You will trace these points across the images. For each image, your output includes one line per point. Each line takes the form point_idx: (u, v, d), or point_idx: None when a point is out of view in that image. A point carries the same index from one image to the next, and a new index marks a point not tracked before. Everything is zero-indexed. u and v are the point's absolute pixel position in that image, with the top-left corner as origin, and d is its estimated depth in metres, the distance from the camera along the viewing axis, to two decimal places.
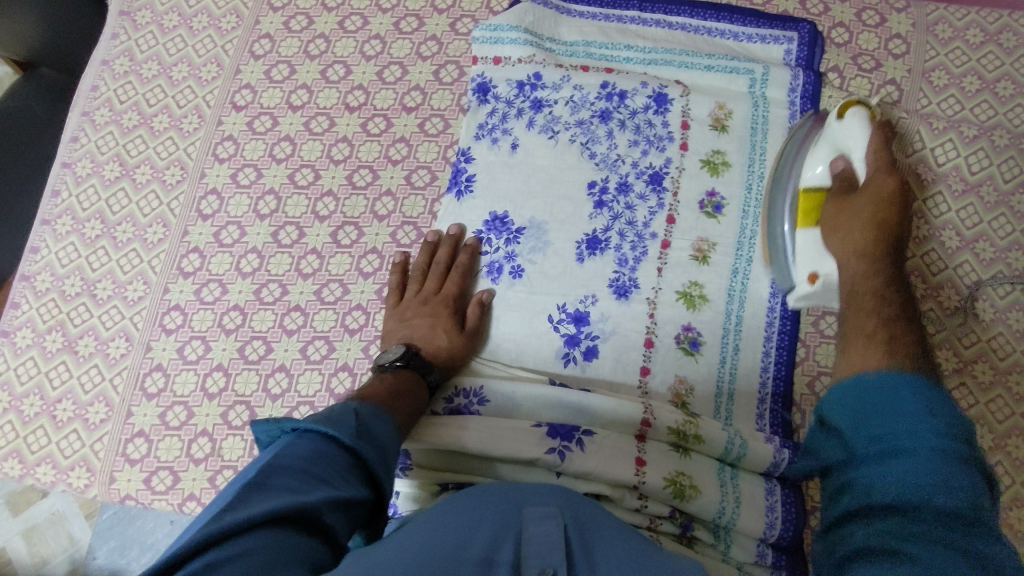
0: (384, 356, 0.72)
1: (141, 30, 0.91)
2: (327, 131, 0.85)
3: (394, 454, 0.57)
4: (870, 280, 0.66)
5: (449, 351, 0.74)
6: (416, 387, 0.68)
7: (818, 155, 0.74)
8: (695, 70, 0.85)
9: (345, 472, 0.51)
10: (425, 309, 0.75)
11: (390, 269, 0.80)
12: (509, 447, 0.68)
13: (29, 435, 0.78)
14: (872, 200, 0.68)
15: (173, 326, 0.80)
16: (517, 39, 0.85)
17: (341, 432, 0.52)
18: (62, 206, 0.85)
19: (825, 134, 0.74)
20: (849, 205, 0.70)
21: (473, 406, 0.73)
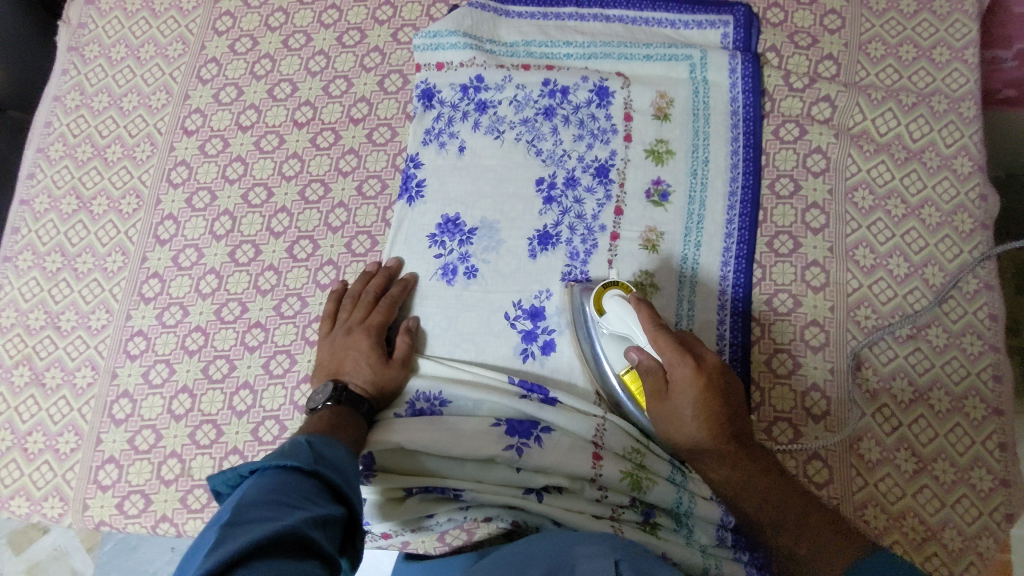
0: (314, 396, 0.72)
1: (90, 64, 0.92)
2: (278, 149, 0.87)
3: (352, 473, 0.60)
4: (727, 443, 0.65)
5: (374, 383, 0.74)
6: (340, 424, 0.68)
7: (612, 351, 0.71)
8: (635, 60, 0.86)
9: (314, 493, 0.53)
10: (351, 340, 0.76)
11: (328, 297, 0.81)
12: (469, 445, 0.70)
13: (2, 469, 0.79)
14: (688, 404, 0.64)
15: (137, 352, 0.81)
16: (457, 43, 0.86)
17: (299, 460, 0.56)
18: (23, 242, 0.86)
19: (602, 330, 0.71)
20: (670, 411, 0.65)
21: (436, 407, 0.75)
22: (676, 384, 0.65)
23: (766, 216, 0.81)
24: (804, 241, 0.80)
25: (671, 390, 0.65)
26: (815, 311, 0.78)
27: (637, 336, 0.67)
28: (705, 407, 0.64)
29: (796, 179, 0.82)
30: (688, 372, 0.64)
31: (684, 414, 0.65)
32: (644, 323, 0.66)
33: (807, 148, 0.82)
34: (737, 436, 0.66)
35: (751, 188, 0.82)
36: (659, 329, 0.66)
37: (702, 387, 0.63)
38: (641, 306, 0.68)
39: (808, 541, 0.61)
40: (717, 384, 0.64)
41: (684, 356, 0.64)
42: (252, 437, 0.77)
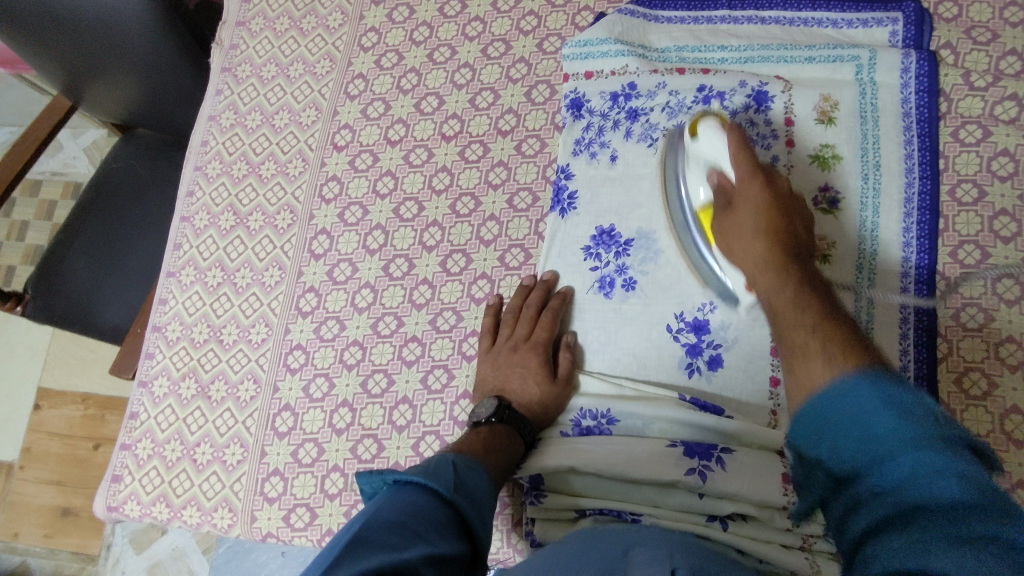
0: (478, 411, 0.71)
1: (243, 83, 0.95)
2: (427, 162, 0.87)
3: (487, 507, 0.59)
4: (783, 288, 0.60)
5: (539, 403, 0.72)
6: (507, 448, 0.68)
7: (694, 176, 0.73)
8: (795, 62, 0.82)
9: (442, 523, 0.53)
10: (518, 355, 0.74)
11: (484, 311, 0.80)
12: (648, 469, 0.67)
13: (174, 479, 0.80)
14: (748, 216, 0.66)
15: (297, 365, 0.82)
16: (609, 51, 0.85)
17: (439, 483, 0.56)
18: (185, 257, 0.89)
19: (692, 155, 0.73)
20: (735, 228, 0.67)
21: (603, 426, 0.72)
22: (745, 204, 0.67)
23: (948, 225, 0.75)
24: (993, 251, 0.73)
25: (743, 201, 0.67)
26: (1010, 327, 0.71)
27: (723, 159, 0.69)
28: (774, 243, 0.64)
29: (981, 184, 0.76)
30: (748, 167, 0.66)
31: (745, 228, 0.66)
32: (732, 141, 0.67)
33: (992, 150, 0.76)
34: (786, 210, 0.66)
35: (929, 193, 0.76)
36: (742, 148, 0.67)
37: (771, 207, 0.65)
38: (733, 128, 0.68)
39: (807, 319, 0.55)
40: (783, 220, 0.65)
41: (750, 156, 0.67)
42: (412, 453, 0.76)
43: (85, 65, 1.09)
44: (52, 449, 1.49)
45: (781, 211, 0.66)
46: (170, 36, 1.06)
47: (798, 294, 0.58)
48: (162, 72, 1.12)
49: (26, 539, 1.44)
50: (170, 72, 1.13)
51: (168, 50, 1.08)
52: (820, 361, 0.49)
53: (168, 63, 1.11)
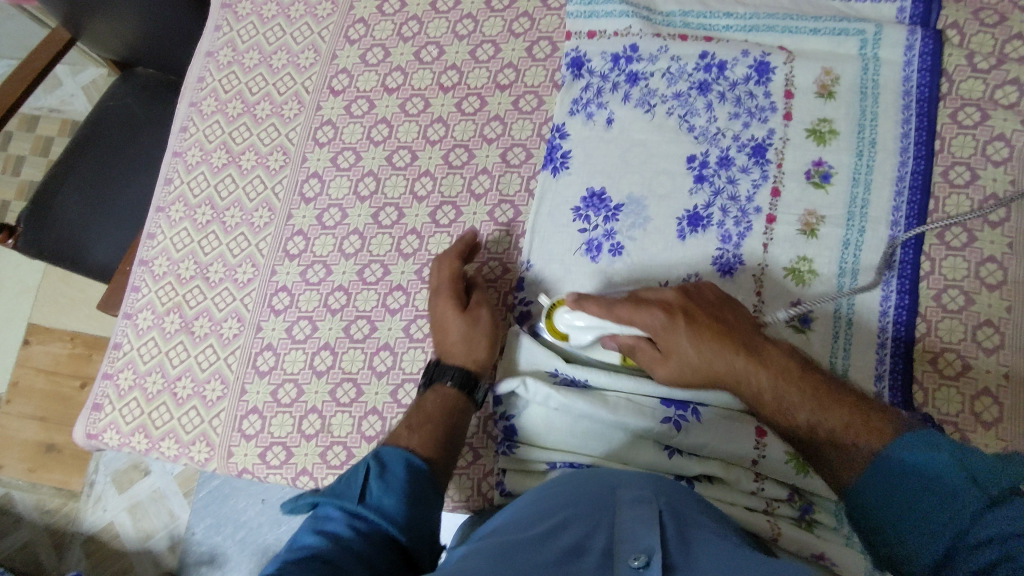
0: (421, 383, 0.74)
1: (243, 21, 0.94)
2: (423, 112, 0.86)
3: (416, 502, 0.59)
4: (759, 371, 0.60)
5: (466, 341, 0.72)
6: (454, 405, 0.69)
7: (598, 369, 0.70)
8: (800, 34, 0.81)
9: (354, 540, 0.54)
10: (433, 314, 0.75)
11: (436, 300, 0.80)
12: (624, 416, 0.68)
13: (153, 411, 0.81)
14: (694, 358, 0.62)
15: (281, 307, 0.82)
16: (614, 10, 0.84)
17: (347, 498, 0.57)
18: (175, 194, 0.89)
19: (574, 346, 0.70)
20: (674, 355, 0.63)
21: (577, 381, 0.71)
22: (675, 350, 0.63)
23: (938, 206, 0.75)
24: (980, 235, 0.74)
25: (651, 323, 0.64)
26: (990, 311, 0.71)
27: (610, 328, 0.66)
28: (700, 338, 0.62)
29: (974, 167, 0.76)
30: (628, 307, 0.65)
31: (692, 354, 0.62)
32: (612, 315, 0.65)
33: (989, 134, 0.76)
34: (695, 299, 0.65)
35: (922, 172, 0.76)
36: (637, 306, 0.64)
37: (690, 328, 0.62)
38: (581, 300, 0.66)
39: (812, 406, 0.58)
40: (696, 306, 0.64)
41: (647, 308, 0.64)
42: (390, 399, 0.77)
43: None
44: (38, 385, 1.50)
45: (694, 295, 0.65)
46: None
47: (752, 360, 0.60)
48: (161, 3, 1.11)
49: (10, 471, 1.45)
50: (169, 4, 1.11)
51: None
52: (821, 427, 0.57)
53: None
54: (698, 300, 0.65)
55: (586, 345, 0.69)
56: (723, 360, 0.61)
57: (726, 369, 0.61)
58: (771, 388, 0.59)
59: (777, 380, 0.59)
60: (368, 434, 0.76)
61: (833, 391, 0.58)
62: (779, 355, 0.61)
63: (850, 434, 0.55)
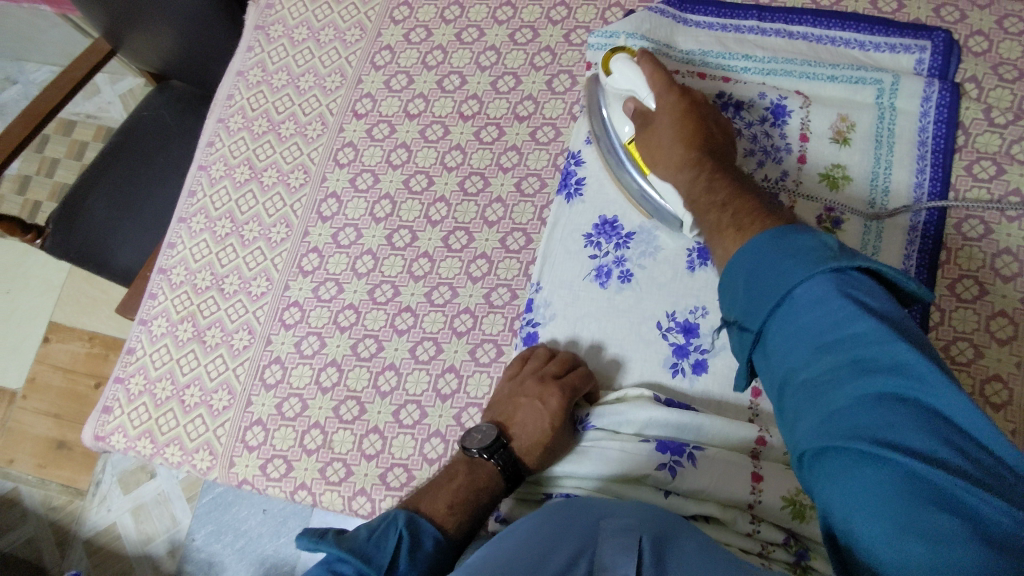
0: (472, 437, 0.69)
1: (274, 43, 0.97)
2: (442, 139, 0.88)
3: None
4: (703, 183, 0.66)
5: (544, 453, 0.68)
6: (490, 491, 0.67)
7: (620, 116, 0.76)
8: (817, 80, 0.82)
9: None
10: (535, 394, 0.70)
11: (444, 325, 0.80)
12: (617, 462, 0.68)
13: (160, 417, 0.83)
14: (667, 137, 0.70)
15: (292, 322, 0.84)
16: (634, 45, 0.85)
17: None
18: (198, 205, 0.91)
19: (610, 93, 0.77)
20: (655, 144, 0.71)
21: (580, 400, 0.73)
22: (662, 112, 0.71)
23: (950, 257, 0.75)
24: (992, 289, 0.73)
25: (655, 128, 0.71)
26: (999, 366, 0.71)
27: (637, 87, 0.73)
28: (687, 150, 0.68)
29: (988, 221, 0.75)
30: (661, 78, 0.72)
31: (662, 142, 0.70)
32: (648, 74, 0.73)
33: (1004, 189, 0.76)
34: (700, 108, 0.71)
35: (935, 224, 0.75)
36: (660, 83, 0.72)
37: (682, 130, 0.69)
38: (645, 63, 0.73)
39: (745, 231, 0.58)
40: (696, 110, 0.71)
41: (665, 83, 0.72)
42: (392, 419, 0.78)
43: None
44: (54, 382, 1.53)
45: (698, 109, 0.71)
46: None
47: (712, 179, 0.66)
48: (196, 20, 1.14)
49: (20, 466, 1.48)
50: (203, 21, 1.15)
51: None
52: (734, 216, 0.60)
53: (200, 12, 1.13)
54: (695, 114, 0.70)
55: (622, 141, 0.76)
56: (684, 156, 0.68)
57: (682, 167, 0.68)
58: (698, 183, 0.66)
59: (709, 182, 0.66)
60: (368, 453, 0.77)
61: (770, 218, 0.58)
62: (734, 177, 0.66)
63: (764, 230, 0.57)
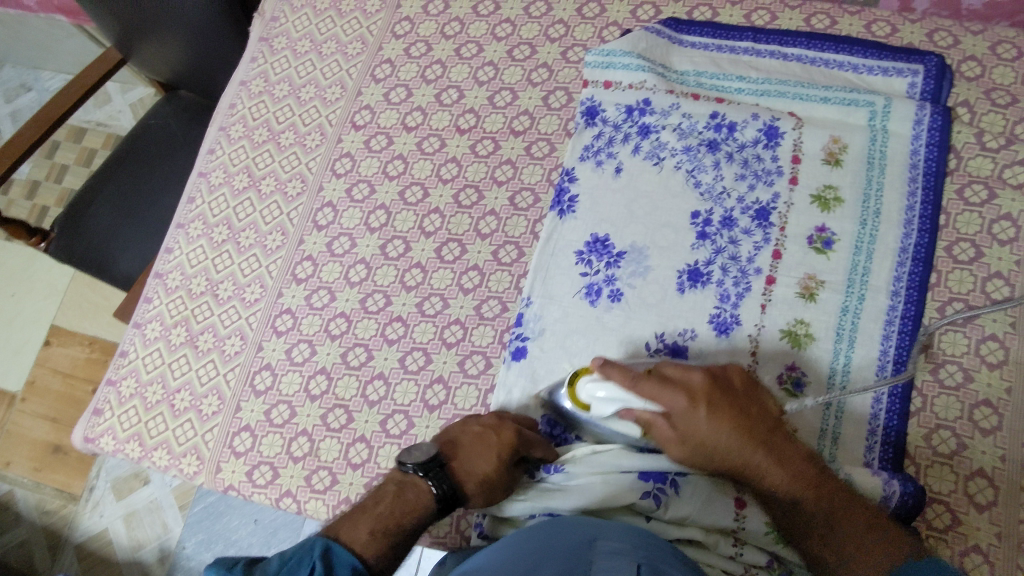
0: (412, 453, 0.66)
1: (277, 54, 0.99)
2: (438, 151, 0.89)
3: None
4: (795, 466, 0.61)
5: (481, 482, 0.66)
6: (417, 514, 0.63)
7: (617, 423, 0.66)
8: (810, 102, 0.83)
9: None
10: (488, 424, 0.68)
11: (434, 335, 0.81)
12: (602, 496, 0.67)
13: (150, 421, 0.83)
14: (718, 437, 0.62)
15: (284, 328, 0.84)
16: (630, 64, 0.86)
17: None
18: (196, 212, 0.92)
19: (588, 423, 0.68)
20: (694, 432, 0.62)
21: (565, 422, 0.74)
22: (695, 407, 0.62)
23: (940, 280, 0.75)
24: (982, 312, 0.73)
25: (689, 426, 0.62)
26: (988, 390, 0.70)
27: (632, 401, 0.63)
28: (719, 419, 0.62)
29: (979, 245, 0.76)
30: (667, 391, 0.62)
31: (710, 440, 0.62)
32: (631, 385, 0.63)
33: (996, 213, 0.76)
34: (734, 401, 0.62)
35: (926, 246, 0.75)
36: (666, 388, 0.62)
37: (712, 397, 0.62)
38: (608, 367, 0.64)
39: (795, 480, 0.61)
40: (721, 397, 0.62)
41: (673, 388, 0.62)
42: (379, 428, 0.78)
43: (128, 6, 1.10)
44: (53, 386, 1.54)
45: (727, 395, 0.63)
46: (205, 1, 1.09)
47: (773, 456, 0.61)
48: (203, 34, 1.16)
49: (15, 470, 1.48)
50: (210, 35, 1.17)
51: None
52: (811, 499, 0.60)
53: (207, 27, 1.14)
54: (729, 402, 0.62)
55: (603, 417, 0.66)
56: (739, 438, 0.62)
57: (734, 448, 0.62)
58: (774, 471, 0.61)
59: (779, 469, 0.61)
60: (354, 461, 0.77)
61: (842, 496, 0.60)
62: (786, 441, 0.62)
63: (850, 535, 0.59)
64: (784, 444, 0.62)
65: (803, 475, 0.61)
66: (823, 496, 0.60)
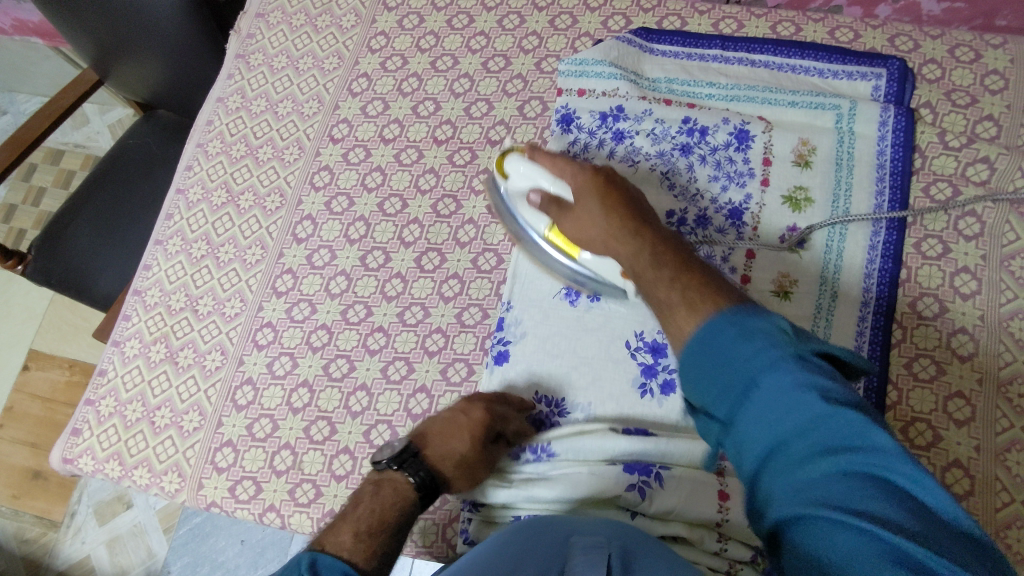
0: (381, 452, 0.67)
1: (254, 70, 1.00)
2: (416, 163, 0.90)
3: None
4: (671, 284, 0.60)
5: (459, 463, 0.66)
6: (399, 506, 0.62)
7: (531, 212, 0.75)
8: (778, 105, 0.85)
9: None
10: (460, 408, 0.70)
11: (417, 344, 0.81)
12: (588, 478, 0.68)
13: (130, 439, 0.82)
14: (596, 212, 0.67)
15: (265, 342, 0.84)
16: (603, 72, 0.88)
17: None
18: (174, 228, 0.92)
19: (511, 191, 0.76)
20: (582, 227, 0.68)
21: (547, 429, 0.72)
22: (582, 202, 0.68)
23: (910, 275, 0.77)
24: (951, 306, 0.75)
25: (579, 213, 0.68)
26: (960, 382, 0.72)
27: (541, 178, 0.71)
28: (610, 215, 0.66)
29: (946, 241, 0.77)
30: (570, 170, 0.69)
31: (594, 220, 0.67)
32: (546, 166, 0.71)
33: (960, 210, 0.78)
34: (619, 194, 0.67)
35: (895, 243, 0.77)
36: (563, 167, 0.70)
37: (601, 189, 0.67)
38: (538, 153, 0.72)
39: (675, 290, 0.59)
40: (614, 189, 0.67)
41: (577, 164, 0.69)
42: (363, 439, 0.77)
43: (105, 31, 1.12)
44: (32, 411, 1.51)
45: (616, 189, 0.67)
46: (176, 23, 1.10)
47: (654, 244, 0.64)
48: (178, 56, 1.17)
49: None
50: (186, 57, 1.18)
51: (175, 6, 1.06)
52: (680, 306, 0.57)
53: (181, 49, 1.15)
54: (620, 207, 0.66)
55: (521, 193, 0.74)
56: (621, 230, 0.66)
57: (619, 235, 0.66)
58: (653, 265, 0.62)
59: (658, 264, 0.62)
60: (338, 473, 0.76)
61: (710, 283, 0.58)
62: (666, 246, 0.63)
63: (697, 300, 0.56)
64: (659, 240, 0.64)
65: (666, 293, 0.59)
66: (677, 282, 0.60)
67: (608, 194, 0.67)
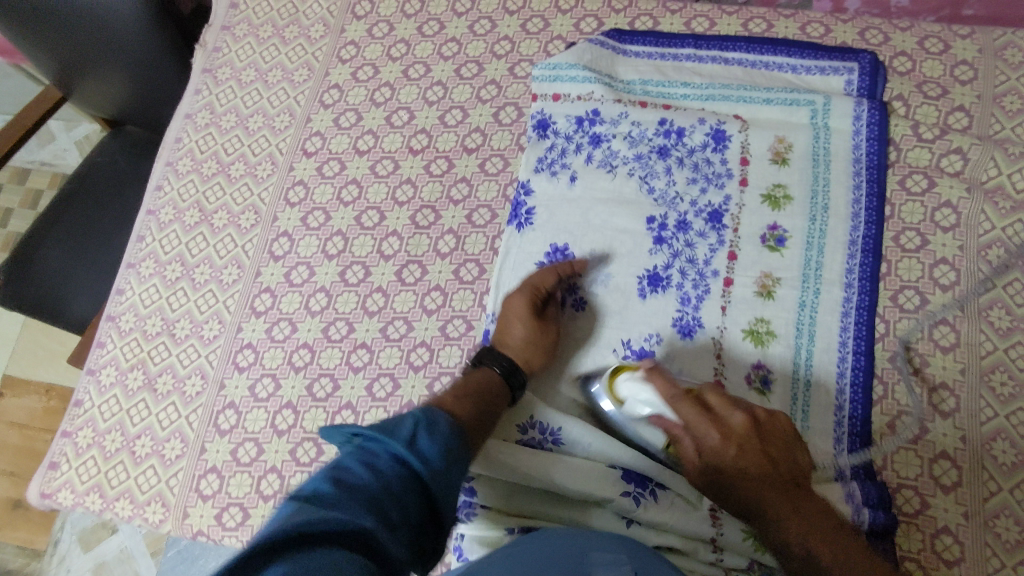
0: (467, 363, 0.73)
1: (221, 85, 0.98)
2: (392, 174, 0.89)
3: (455, 475, 0.53)
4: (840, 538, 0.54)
5: (529, 343, 0.73)
6: (486, 388, 0.67)
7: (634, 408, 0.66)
8: (753, 103, 0.85)
9: (405, 496, 0.48)
10: (504, 309, 0.75)
11: (402, 359, 0.80)
12: (585, 484, 0.66)
13: (110, 470, 0.80)
14: (739, 476, 0.58)
15: (246, 364, 0.82)
16: (576, 76, 0.87)
17: (399, 444, 0.51)
18: (146, 250, 0.90)
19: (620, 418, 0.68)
20: (717, 478, 0.59)
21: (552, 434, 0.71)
22: (720, 467, 0.59)
23: (890, 269, 0.77)
24: (932, 298, 0.75)
25: (715, 477, 0.59)
26: (944, 373, 0.72)
27: (661, 408, 0.63)
28: (754, 466, 0.58)
29: (924, 233, 0.78)
30: (692, 411, 0.61)
31: (727, 471, 0.59)
32: (661, 392, 0.63)
33: (936, 201, 0.79)
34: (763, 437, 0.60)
35: (874, 237, 0.78)
36: (690, 408, 0.61)
37: (747, 448, 0.59)
38: (654, 373, 0.65)
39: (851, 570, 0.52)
40: (757, 445, 0.59)
41: (707, 418, 0.60)
42: None
43: (67, 49, 1.10)
44: (9, 440, 1.47)
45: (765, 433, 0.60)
46: (141, 39, 1.07)
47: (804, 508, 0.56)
48: (145, 74, 1.15)
49: None
50: (153, 74, 1.16)
51: (137, 17, 1.03)
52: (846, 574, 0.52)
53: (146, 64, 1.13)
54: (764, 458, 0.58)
55: (637, 418, 0.67)
56: (771, 496, 0.57)
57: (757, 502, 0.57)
58: (805, 533, 0.55)
59: (815, 533, 0.55)
60: None
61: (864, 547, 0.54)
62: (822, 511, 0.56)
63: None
64: (812, 499, 0.57)
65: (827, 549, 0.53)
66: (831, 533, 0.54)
67: (749, 436, 0.59)
